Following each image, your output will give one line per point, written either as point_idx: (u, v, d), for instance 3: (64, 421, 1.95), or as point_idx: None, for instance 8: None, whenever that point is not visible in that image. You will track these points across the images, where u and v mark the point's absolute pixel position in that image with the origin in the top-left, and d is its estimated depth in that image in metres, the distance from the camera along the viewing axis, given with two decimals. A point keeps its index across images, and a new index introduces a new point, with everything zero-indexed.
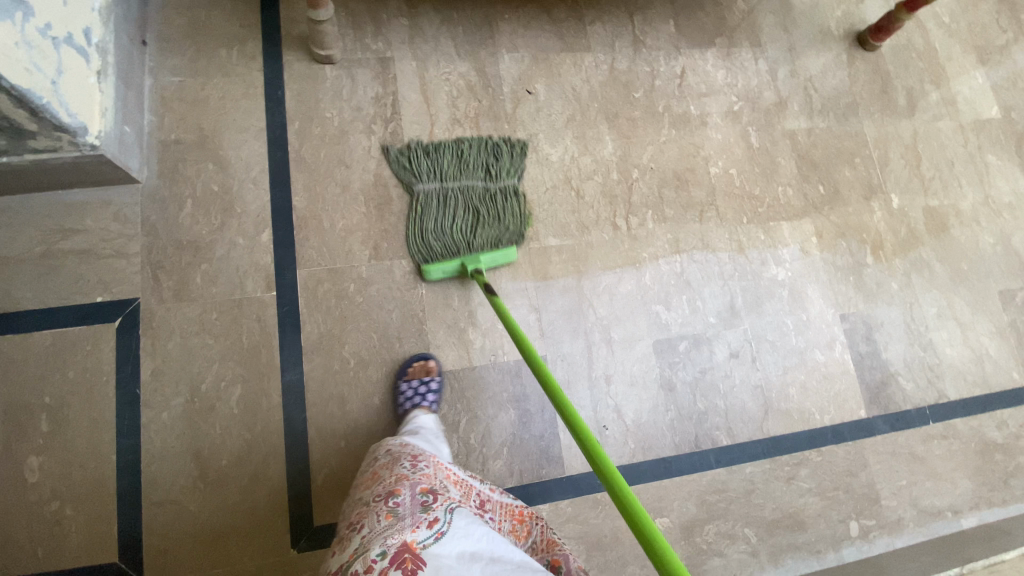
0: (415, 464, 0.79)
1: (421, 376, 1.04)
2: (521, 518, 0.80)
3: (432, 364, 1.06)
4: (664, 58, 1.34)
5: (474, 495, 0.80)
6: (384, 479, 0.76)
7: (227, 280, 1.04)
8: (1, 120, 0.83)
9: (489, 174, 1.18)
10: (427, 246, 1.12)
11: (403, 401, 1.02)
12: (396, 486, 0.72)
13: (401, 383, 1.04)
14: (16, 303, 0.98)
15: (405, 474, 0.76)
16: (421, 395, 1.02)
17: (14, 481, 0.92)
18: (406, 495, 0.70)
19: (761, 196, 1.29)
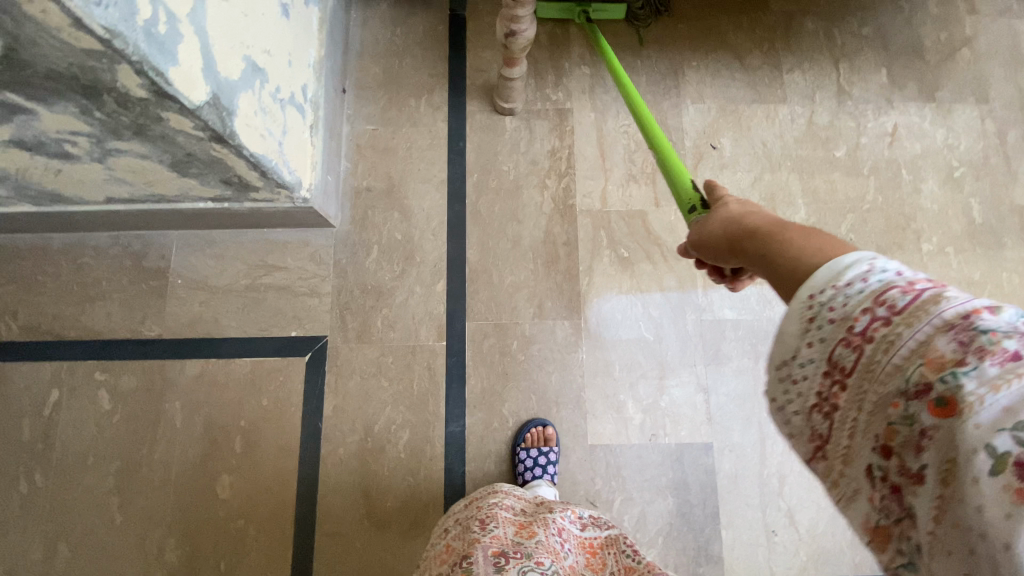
0: (485, 525, 0.75)
1: (540, 445, 1.00)
2: (595, 552, 0.78)
3: (550, 433, 1.02)
4: (874, 112, 1.18)
5: (548, 526, 0.76)
6: (458, 548, 0.74)
7: (403, 327, 1.08)
8: (232, 177, 0.88)
9: None
10: None
11: (522, 470, 0.98)
12: (469, 550, 0.70)
13: (519, 449, 1.00)
14: (223, 330, 1.09)
15: (476, 537, 0.72)
16: (540, 465, 0.98)
17: (209, 494, 1.02)
18: (479, 555, 0.67)
19: (983, 281, 1.10)
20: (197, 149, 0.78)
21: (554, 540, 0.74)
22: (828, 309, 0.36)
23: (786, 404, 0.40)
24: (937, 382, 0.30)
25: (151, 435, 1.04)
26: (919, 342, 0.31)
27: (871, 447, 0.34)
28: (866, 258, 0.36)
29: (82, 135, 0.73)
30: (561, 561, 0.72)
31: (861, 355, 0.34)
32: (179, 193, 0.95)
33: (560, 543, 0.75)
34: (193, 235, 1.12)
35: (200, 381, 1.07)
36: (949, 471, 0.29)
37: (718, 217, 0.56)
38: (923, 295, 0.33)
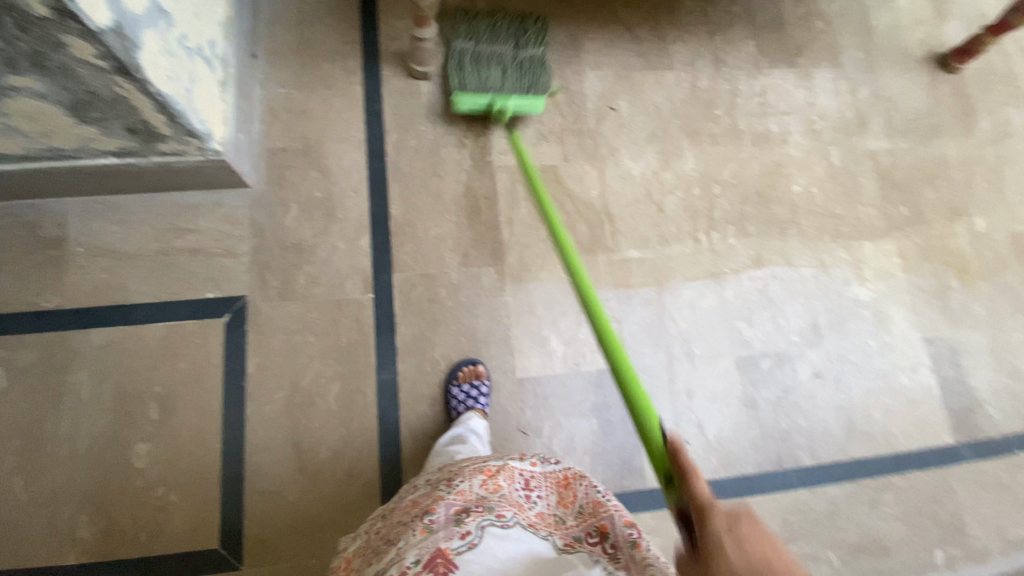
0: (451, 481, 0.70)
1: (472, 380, 1.05)
2: (566, 485, 0.74)
3: (481, 369, 1.07)
4: (746, 78, 1.36)
5: (515, 478, 0.72)
6: (422, 502, 0.70)
7: (327, 282, 1.09)
8: (138, 123, 0.87)
9: (517, 44, 1.18)
10: (457, 85, 1.15)
11: (455, 405, 1.03)
12: (430, 506, 0.66)
13: (452, 386, 1.05)
14: (132, 296, 1.04)
15: (439, 493, 0.68)
16: (472, 398, 1.03)
17: (124, 465, 0.97)
18: (440, 512, 0.64)
19: (843, 215, 1.29)
20: (100, 85, 0.77)
21: (518, 492, 0.70)
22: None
23: None
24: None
25: (56, 410, 0.98)
26: None
27: None
28: None
29: None
30: (526, 511, 0.69)
31: None
32: (78, 147, 0.92)
33: (524, 495, 0.71)
34: (94, 202, 1.07)
35: (108, 350, 1.01)
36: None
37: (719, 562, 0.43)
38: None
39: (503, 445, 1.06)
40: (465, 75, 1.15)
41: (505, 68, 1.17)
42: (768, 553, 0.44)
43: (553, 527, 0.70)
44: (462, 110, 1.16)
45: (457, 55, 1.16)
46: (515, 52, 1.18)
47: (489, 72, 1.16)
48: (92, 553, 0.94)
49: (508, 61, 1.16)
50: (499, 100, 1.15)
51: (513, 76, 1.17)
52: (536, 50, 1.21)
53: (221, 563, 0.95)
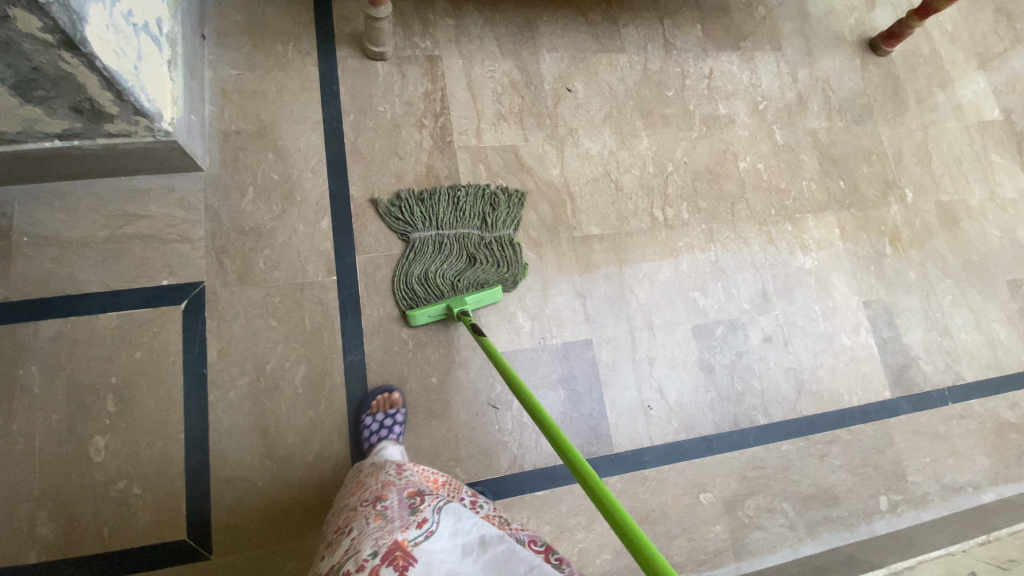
0: (400, 471, 0.79)
1: (386, 409, 1.02)
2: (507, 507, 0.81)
3: (396, 397, 1.03)
4: (694, 60, 1.41)
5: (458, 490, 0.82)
6: (369, 487, 0.75)
7: (289, 265, 1.08)
8: (84, 102, 0.85)
9: (485, 223, 1.16)
10: (413, 299, 1.09)
11: (368, 435, 0.99)
12: (382, 494, 0.71)
13: (365, 416, 1.01)
14: (81, 285, 1.00)
15: (390, 480, 0.75)
16: (386, 428, 0.99)
17: (80, 459, 0.93)
18: (394, 499, 0.69)
19: (787, 190, 1.37)
20: (43, 59, 0.75)
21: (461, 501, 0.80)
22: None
23: None
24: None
25: (4, 406, 0.93)
26: None
27: None
28: None
29: None
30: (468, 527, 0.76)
31: None
32: (22, 129, 0.88)
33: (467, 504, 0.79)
34: (37, 189, 1.02)
35: (57, 342, 0.97)
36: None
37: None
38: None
39: (473, 420, 1.07)
40: (424, 283, 1.10)
41: (468, 257, 1.13)
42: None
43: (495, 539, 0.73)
44: (421, 322, 1.08)
45: (421, 247, 1.12)
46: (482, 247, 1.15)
47: (442, 276, 1.11)
48: (53, 551, 0.90)
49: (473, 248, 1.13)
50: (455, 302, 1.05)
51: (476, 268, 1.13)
52: (509, 234, 1.17)
53: (189, 553, 0.93)
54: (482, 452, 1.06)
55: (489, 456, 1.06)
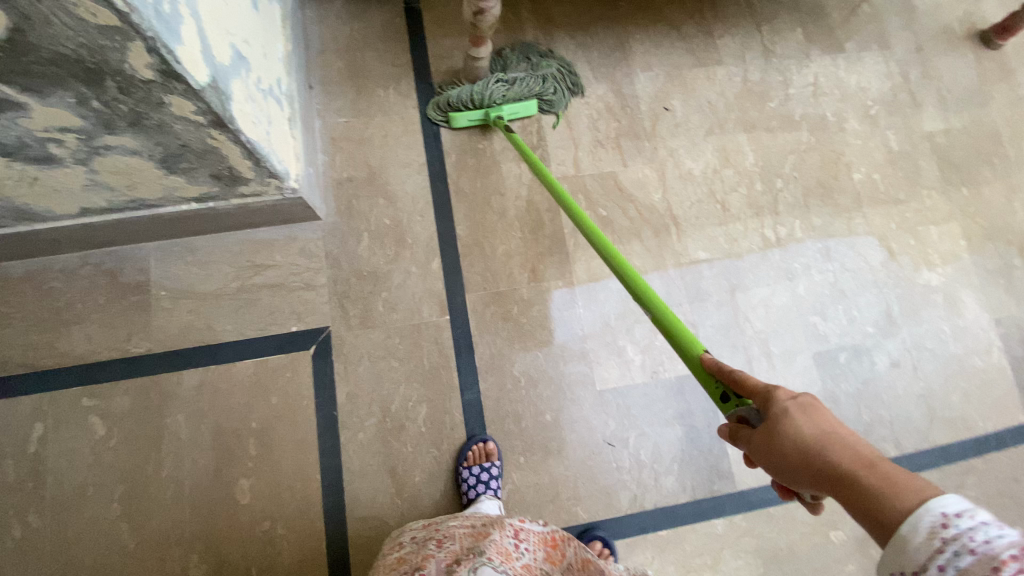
0: (440, 542, 0.80)
1: (482, 462, 1.02)
2: (556, 544, 0.82)
3: (491, 448, 1.03)
4: (796, 67, 1.34)
5: (505, 528, 0.79)
6: (410, 561, 0.78)
7: (405, 307, 1.11)
8: (224, 169, 0.87)
9: (532, 64, 1.23)
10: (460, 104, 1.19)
11: (466, 489, 0.99)
12: (422, 564, 0.74)
13: (461, 469, 1.01)
14: (218, 335, 1.06)
15: (431, 553, 0.77)
16: (483, 482, 0.99)
17: (228, 501, 0.99)
18: (431, 567, 0.73)
19: (906, 200, 1.27)
20: (193, 138, 0.77)
21: (509, 542, 0.77)
22: (956, 560, 0.34)
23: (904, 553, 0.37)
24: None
25: (156, 452, 1.00)
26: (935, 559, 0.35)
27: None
28: (961, 511, 0.36)
29: (72, 131, 0.71)
30: (514, 561, 0.74)
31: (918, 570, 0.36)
32: (161, 195, 0.93)
33: (514, 544, 0.77)
34: (171, 244, 1.09)
35: (201, 390, 1.03)
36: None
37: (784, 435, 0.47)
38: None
39: (591, 457, 1.06)
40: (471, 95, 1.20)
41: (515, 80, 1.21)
42: (830, 420, 0.47)
43: None
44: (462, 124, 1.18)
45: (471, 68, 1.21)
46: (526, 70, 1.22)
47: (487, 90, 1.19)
48: None
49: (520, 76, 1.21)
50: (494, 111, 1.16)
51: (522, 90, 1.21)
52: (551, 64, 1.24)
53: None
54: (602, 491, 1.04)
55: (609, 494, 1.04)
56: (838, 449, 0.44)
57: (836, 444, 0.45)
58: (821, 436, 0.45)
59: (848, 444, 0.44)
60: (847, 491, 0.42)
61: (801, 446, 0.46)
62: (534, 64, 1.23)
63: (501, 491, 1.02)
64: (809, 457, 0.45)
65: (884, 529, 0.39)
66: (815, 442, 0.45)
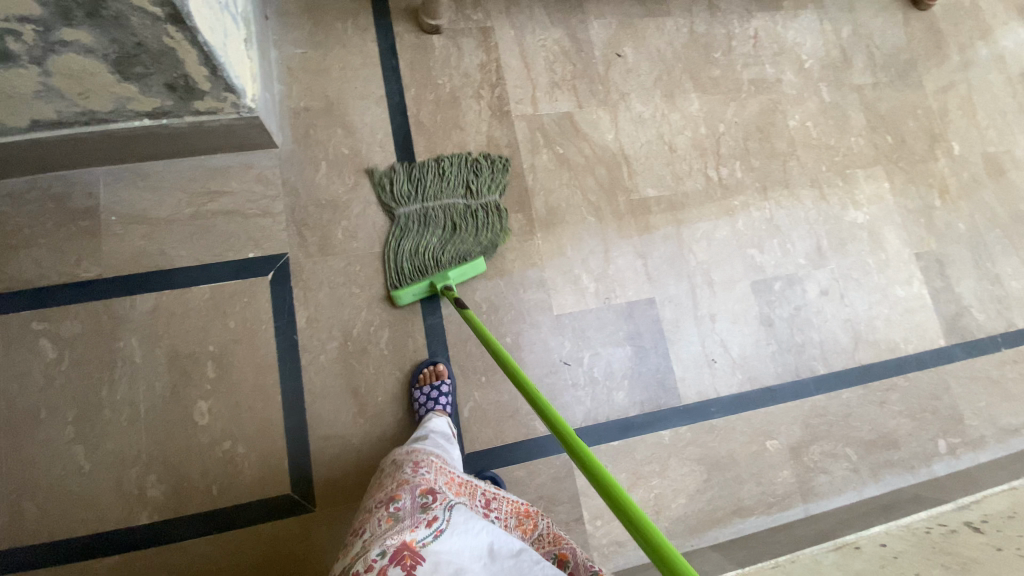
0: (417, 468, 0.79)
1: (433, 381, 1.05)
2: (526, 514, 0.81)
3: (441, 368, 1.07)
4: (738, 21, 1.42)
5: (479, 495, 0.82)
6: (386, 487, 0.76)
7: (366, 235, 1.12)
8: (180, 78, 0.87)
9: (469, 192, 1.17)
10: (397, 279, 1.11)
11: (419, 407, 1.03)
12: (396, 493, 0.72)
13: (414, 389, 1.05)
14: (172, 261, 1.05)
15: (405, 479, 0.76)
16: (434, 398, 1.02)
17: (187, 422, 0.99)
18: (405, 499, 0.70)
19: (836, 146, 1.38)
20: (151, 35, 0.77)
21: (479, 505, 0.80)
22: None
23: None
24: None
25: (110, 376, 0.99)
26: None
27: None
28: None
29: (28, 20, 0.72)
30: None
31: None
32: (114, 108, 0.91)
33: (484, 510, 0.80)
34: (121, 170, 1.06)
35: (155, 314, 1.02)
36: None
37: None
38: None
39: (548, 377, 1.11)
40: (409, 266, 1.11)
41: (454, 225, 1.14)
42: None
43: None
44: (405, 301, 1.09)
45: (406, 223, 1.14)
46: (465, 204, 1.16)
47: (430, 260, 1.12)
48: (164, 510, 0.96)
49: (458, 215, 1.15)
50: (438, 279, 1.07)
51: (463, 233, 1.15)
52: (489, 194, 1.18)
53: (295, 507, 1.00)
54: (558, 408, 1.09)
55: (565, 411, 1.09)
56: None
57: None
58: None
59: None
60: None
61: None
62: (473, 196, 1.17)
63: (454, 409, 1.05)
64: None
65: None
66: None
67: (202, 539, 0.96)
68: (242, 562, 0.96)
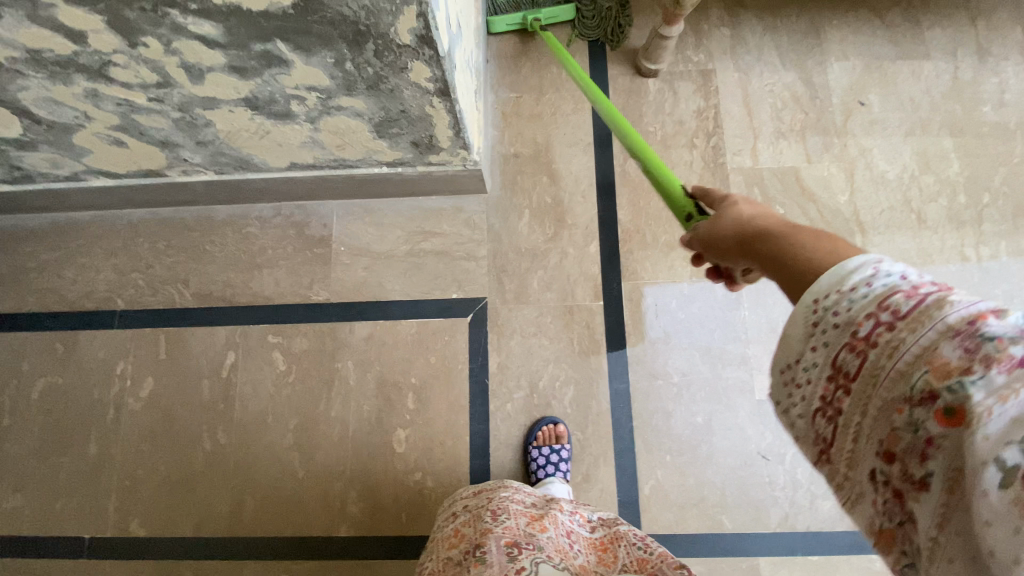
0: (495, 515, 0.74)
1: (552, 443, 1.02)
2: (606, 548, 0.76)
3: (562, 430, 1.03)
4: (1022, 65, 1.16)
5: (559, 526, 0.75)
6: (468, 537, 0.73)
7: (561, 287, 1.11)
8: (425, 137, 0.91)
9: None
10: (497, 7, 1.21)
11: (535, 468, 1.00)
12: (481, 540, 0.69)
13: (531, 448, 1.02)
14: (386, 294, 1.12)
15: (487, 528, 0.72)
16: (552, 463, 0.99)
17: (386, 448, 1.06)
18: (492, 545, 0.67)
19: None
20: (415, 104, 0.80)
21: (564, 539, 0.74)
22: (839, 304, 0.35)
23: (790, 405, 0.40)
24: (940, 388, 0.28)
25: (327, 394, 1.09)
26: (924, 346, 0.30)
27: (874, 456, 0.33)
28: (878, 269, 0.35)
29: (316, 91, 0.77)
30: (570, 558, 0.71)
31: (853, 386, 0.34)
32: (362, 157, 0.98)
33: (569, 543, 0.74)
34: (351, 204, 1.16)
35: (368, 342, 1.11)
36: (955, 469, 0.28)
37: (730, 215, 0.53)
38: (927, 299, 0.31)
39: (744, 469, 1.01)
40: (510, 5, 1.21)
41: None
42: (766, 212, 0.51)
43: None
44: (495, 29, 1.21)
45: None
46: None
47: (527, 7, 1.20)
48: (360, 527, 1.04)
49: None
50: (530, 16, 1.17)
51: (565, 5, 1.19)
52: None
53: None
54: (749, 503, 1.00)
55: (757, 509, 0.99)
56: (774, 224, 0.47)
57: (771, 223, 0.48)
58: (756, 218, 0.50)
59: (780, 221, 0.47)
60: (758, 252, 0.46)
61: (737, 224, 0.51)
62: None
63: (569, 473, 1.02)
64: (739, 229, 0.50)
65: (798, 273, 0.40)
66: (754, 219, 0.50)
67: (388, 561, 1.03)
68: None
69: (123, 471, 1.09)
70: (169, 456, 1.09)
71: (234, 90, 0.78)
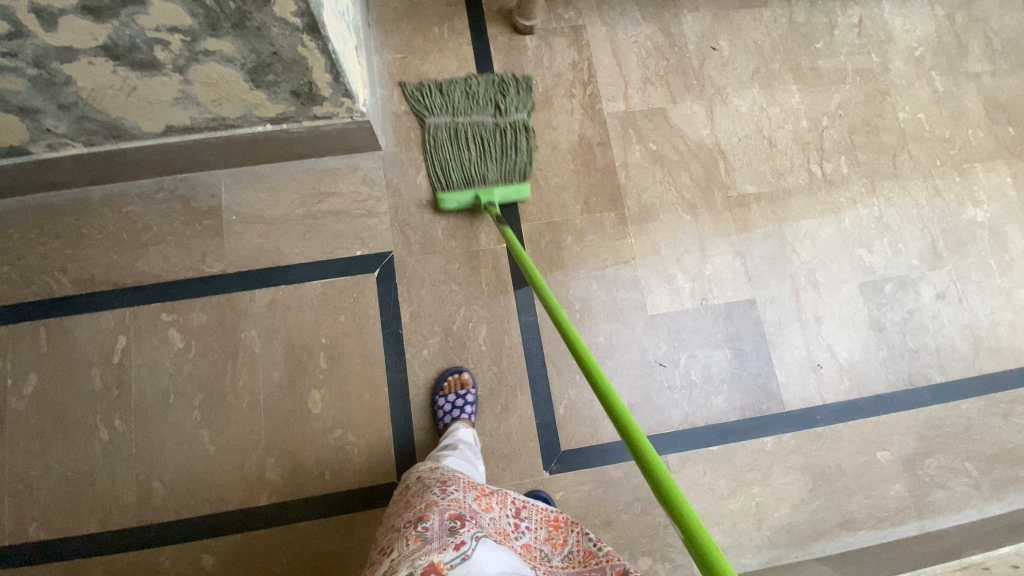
0: (444, 489, 0.75)
1: (457, 390, 1.05)
2: (557, 526, 0.80)
3: (466, 377, 1.07)
4: (840, 8, 1.35)
5: (507, 504, 0.79)
6: (414, 506, 0.73)
7: (464, 234, 1.15)
8: (304, 85, 0.92)
9: (498, 110, 1.19)
10: (442, 183, 1.14)
11: (443, 415, 1.03)
12: (425, 512, 0.69)
13: (438, 398, 1.05)
14: (287, 258, 1.11)
15: (434, 500, 0.72)
16: (458, 408, 1.03)
17: (302, 410, 1.05)
18: (434, 519, 0.67)
19: (951, 139, 1.29)
20: (286, 44, 0.82)
21: (509, 520, 0.77)
22: None
23: None
24: None
25: (233, 365, 1.06)
26: None
27: None
28: None
29: (179, 32, 0.77)
30: (513, 540, 0.75)
31: None
32: (241, 114, 0.97)
33: (513, 523, 0.77)
34: (240, 172, 1.13)
35: (272, 308, 1.09)
36: None
37: None
38: None
39: (644, 378, 1.10)
40: (450, 170, 1.15)
41: (484, 143, 1.17)
42: None
43: (538, 563, 0.75)
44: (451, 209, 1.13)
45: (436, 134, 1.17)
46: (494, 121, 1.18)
47: (471, 172, 1.15)
48: (282, 492, 1.02)
49: (488, 133, 1.17)
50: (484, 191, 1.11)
51: (497, 152, 1.17)
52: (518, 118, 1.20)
53: None
54: (653, 409, 1.09)
55: (660, 412, 1.09)
56: None
57: None
58: None
59: None
60: None
61: None
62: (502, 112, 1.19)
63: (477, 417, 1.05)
64: None
65: None
66: None
67: (316, 521, 1.01)
68: (352, 545, 1.01)
69: (10, 476, 1.00)
70: (62, 454, 1.01)
71: (89, 35, 0.75)
